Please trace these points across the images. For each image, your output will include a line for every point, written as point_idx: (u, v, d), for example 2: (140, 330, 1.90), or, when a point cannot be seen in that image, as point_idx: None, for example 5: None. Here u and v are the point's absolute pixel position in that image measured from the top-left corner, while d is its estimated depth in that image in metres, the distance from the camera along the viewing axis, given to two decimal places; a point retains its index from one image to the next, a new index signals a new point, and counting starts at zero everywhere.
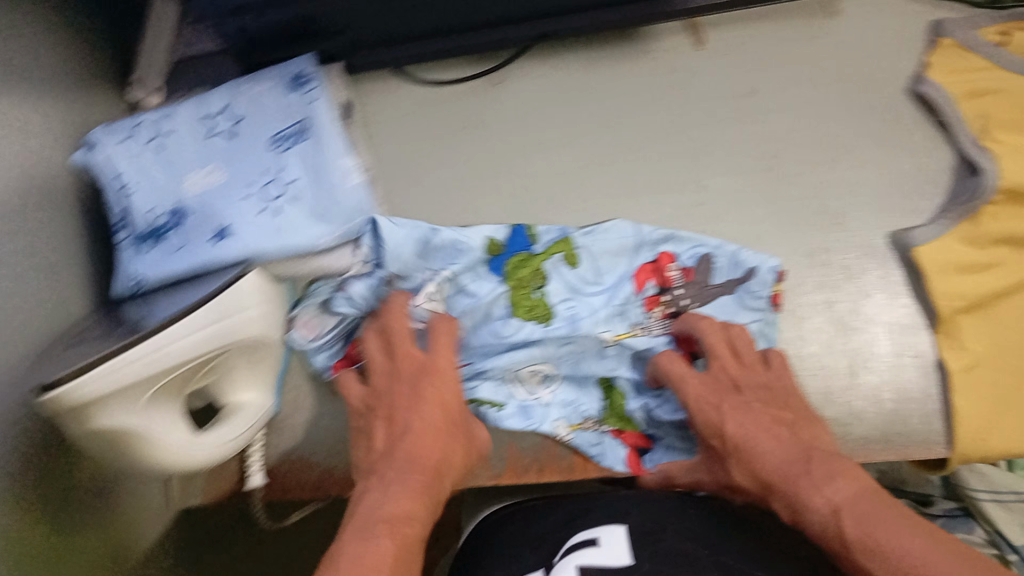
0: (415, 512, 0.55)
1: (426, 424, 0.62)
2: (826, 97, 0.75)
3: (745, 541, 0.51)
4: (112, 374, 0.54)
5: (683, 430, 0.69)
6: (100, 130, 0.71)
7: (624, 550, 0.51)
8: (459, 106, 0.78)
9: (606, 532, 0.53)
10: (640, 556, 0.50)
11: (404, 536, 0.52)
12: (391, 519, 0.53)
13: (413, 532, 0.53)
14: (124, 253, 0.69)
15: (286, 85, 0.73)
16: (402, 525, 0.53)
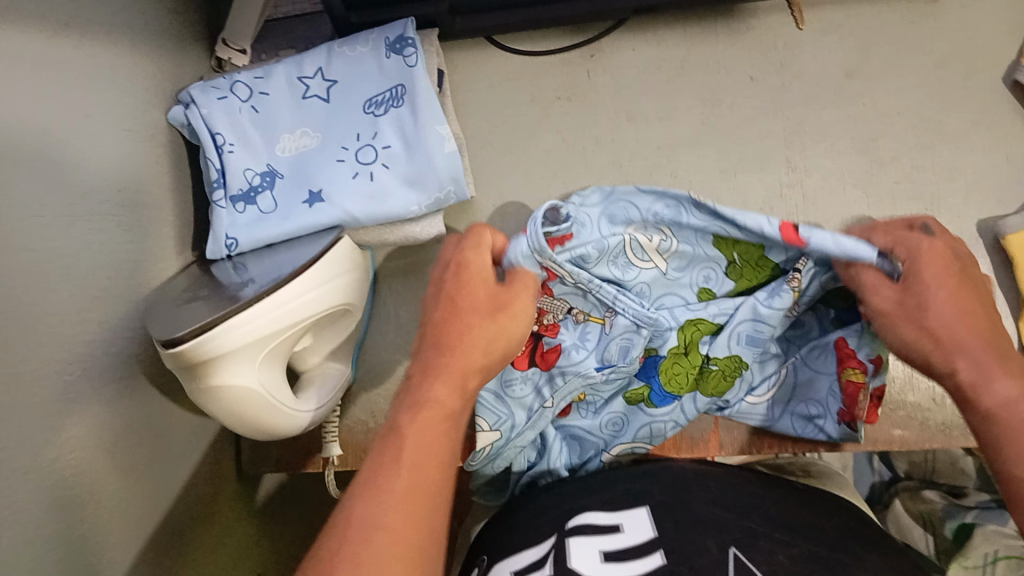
0: (454, 399, 0.49)
1: (474, 338, 0.51)
2: (926, 81, 0.74)
3: (751, 507, 0.55)
4: (234, 332, 0.54)
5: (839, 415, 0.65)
6: (201, 85, 0.71)
7: (646, 525, 0.53)
8: (552, 77, 0.78)
9: (628, 513, 0.55)
10: (662, 524, 0.53)
11: (423, 441, 0.47)
12: (415, 408, 0.48)
13: (445, 426, 0.48)
14: (217, 214, 0.68)
15: (384, 48, 0.72)
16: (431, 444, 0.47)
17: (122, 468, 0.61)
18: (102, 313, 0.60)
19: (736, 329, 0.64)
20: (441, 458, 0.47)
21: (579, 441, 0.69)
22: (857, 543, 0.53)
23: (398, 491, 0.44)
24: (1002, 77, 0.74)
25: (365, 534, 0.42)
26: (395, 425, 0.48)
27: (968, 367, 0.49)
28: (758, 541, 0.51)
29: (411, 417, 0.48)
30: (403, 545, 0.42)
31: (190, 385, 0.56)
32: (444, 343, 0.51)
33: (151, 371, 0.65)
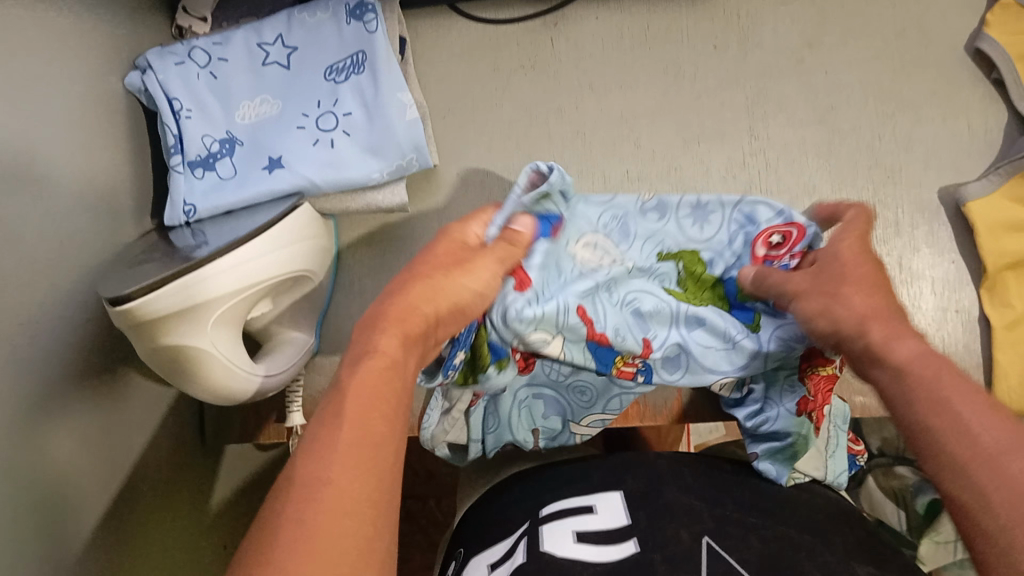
0: (400, 350, 0.46)
1: (417, 295, 0.49)
2: (887, 50, 0.75)
3: (726, 498, 0.55)
4: (212, 280, 0.56)
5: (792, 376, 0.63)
6: (159, 50, 0.70)
7: (618, 511, 0.53)
8: (515, 45, 0.78)
9: (601, 496, 0.55)
10: (636, 515, 0.52)
11: (369, 396, 0.42)
12: (360, 361, 0.44)
13: (392, 377, 0.44)
14: (175, 180, 0.68)
15: (344, 15, 0.72)
16: (385, 407, 0.43)
17: (76, 436, 0.60)
18: (54, 280, 0.59)
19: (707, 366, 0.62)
20: (390, 416, 0.43)
21: (552, 399, 0.67)
22: (838, 536, 0.52)
23: (345, 449, 0.40)
24: (964, 46, 0.75)
25: (312, 494, 0.38)
26: (338, 383, 0.43)
27: (872, 333, 0.48)
28: (733, 530, 0.51)
29: (356, 375, 0.43)
30: (355, 506, 0.38)
31: (138, 342, 0.56)
32: (396, 294, 0.49)
33: (106, 339, 0.65)
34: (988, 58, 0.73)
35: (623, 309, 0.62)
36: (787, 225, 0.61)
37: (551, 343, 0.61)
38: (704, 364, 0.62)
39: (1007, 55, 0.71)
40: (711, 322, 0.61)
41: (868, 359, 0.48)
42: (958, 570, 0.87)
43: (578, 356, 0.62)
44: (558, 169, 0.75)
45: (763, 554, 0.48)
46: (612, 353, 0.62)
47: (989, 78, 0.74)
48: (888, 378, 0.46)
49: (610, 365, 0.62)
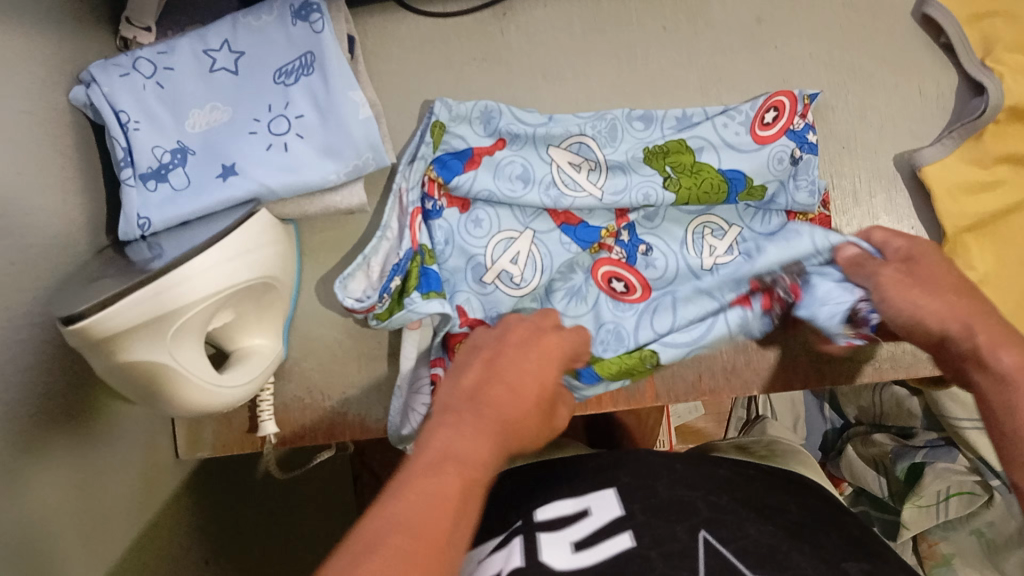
0: (491, 458, 0.44)
1: (518, 408, 0.48)
2: (835, 22, 0.76)
3: (717, 486, 0.55)
4: (179, 299, 0.56)
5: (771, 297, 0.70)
6: (102, 62, 0.69)
7: (613, 506, 0.53)
8: (466, 36, 0.77)
9: (595, 496, 0.55)
10: (630, 507, 0.53)
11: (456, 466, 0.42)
12: (455, 457, 0.42)
13: (482, 468, 0.42)
14: (127, 193, 0.67)
15: (289, 16, 0.71)
16: (477, 475, 0.42)
17: (41, 461, 0.59)
18: (9, 302, 0.57)
19: (693, 229, 0.73)
20: (476, 489, 0.41)
21: (566, 290, 0.71)
22: (817, 520, 0.53)
23: (422, 533, 0.37)
24: (911, 13, 0.76)
25: (371, 551, 0.35)
26: (433, 463, 0.41)
27: (980, 339, 0.53)
28: (724, 518, 0.51)
29: (446, 439, 0.43)
30: (423, 550, 0.36)
31: (94, 359, 0.55)
32: (488, 368, 0.51)
33: (68, 359, 0.63)
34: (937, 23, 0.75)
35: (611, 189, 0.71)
36: (774, 98, 0.73)
37: (517, 242, 0.71)
38: (687, 221, 0.73)
39: (954, 19, 0.73)
40: (688, 209, 0.73)
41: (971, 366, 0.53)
42: (942, 532, 0.89)
43: (554, 246, 0.72)
44: None
45: (756, 547, 0.48)
46: (584, 229, 0.72)
47: (939, 41, 0.76)
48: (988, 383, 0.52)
49: (594, 240, 0.72)
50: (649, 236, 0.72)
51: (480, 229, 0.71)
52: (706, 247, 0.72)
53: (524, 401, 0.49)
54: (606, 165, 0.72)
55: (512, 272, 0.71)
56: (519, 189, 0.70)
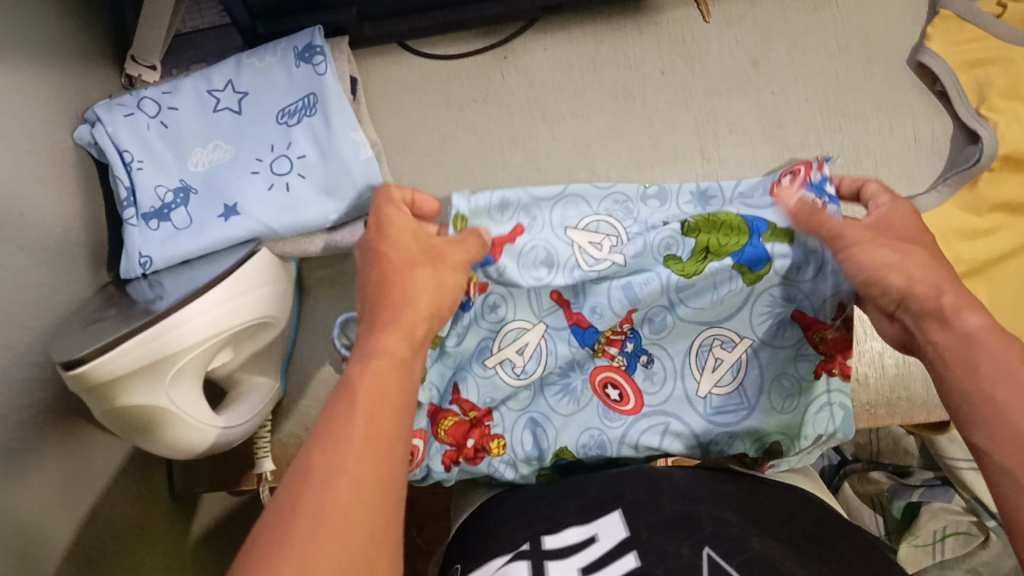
0: (402, 349, 0.48)
1: (416, 283, 0.52)
2: (828, 69, 0.77)
3: (721, 503, 0.54)
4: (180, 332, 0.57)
5: (784, 385, 0.61)
6: (106, 101, 0.70)
7: (619, 528, 0.51)
8: (467, 78, 0.79)
9: (603, 521, 0.53)
10: (635, 527, 0.51)
11: (377, 389, 0.45)
12: (364, 364, 0.47)
13: (399, 374, 0.47)
14: (129, 232, 0.67)
15: (293, 58, 0.72)
16: (394, 386, 0.46)
17: (35, 501, 0.58)
18: (7, 339, 0.57)
19: (700, 340, 0.63)
20: (397, 406, 0.45)
21: (560, 385, 0.64)
22: (827, 533, 0.52)
23: (359, 444, 0.42)
24: (906, 60, 0.78)
25: (310, 493, 0.40)
26: (346, 383, 0.46)
27: (945, 299, 0.49)
28: (732, 537, 0.48)
29: (359, 370, 0.46)
30: (364, 494, 0.41)
31: (94, 404, 0.55)
32: (382, 281, 0.52)
33: (64, 396, 0.63)
34: (930, 70, 0.76)
35: (618, 287, 0.64)
36: (794, 164, 0.63)
37: (528, 333, 0.64)
38: (698, 329, 0.63)
39: (949, 67, 0.75)
40: (707, 309, 0.63)
41: (932, 323, 0.49)
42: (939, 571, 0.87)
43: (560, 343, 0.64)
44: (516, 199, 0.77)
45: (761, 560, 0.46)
46: (595, 333, 0.64)
47: (932, 89, 0.77)
48: (945, 341, 0.48)
49: (595, 338, 0.64)
50: (654, 345, 0.64)
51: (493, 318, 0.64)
52: (712, 362, 0.63)
53: (411, 291, 0.51)
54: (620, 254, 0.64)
55: (515, 363, 0.63)
56: (544, 275, 0.64)
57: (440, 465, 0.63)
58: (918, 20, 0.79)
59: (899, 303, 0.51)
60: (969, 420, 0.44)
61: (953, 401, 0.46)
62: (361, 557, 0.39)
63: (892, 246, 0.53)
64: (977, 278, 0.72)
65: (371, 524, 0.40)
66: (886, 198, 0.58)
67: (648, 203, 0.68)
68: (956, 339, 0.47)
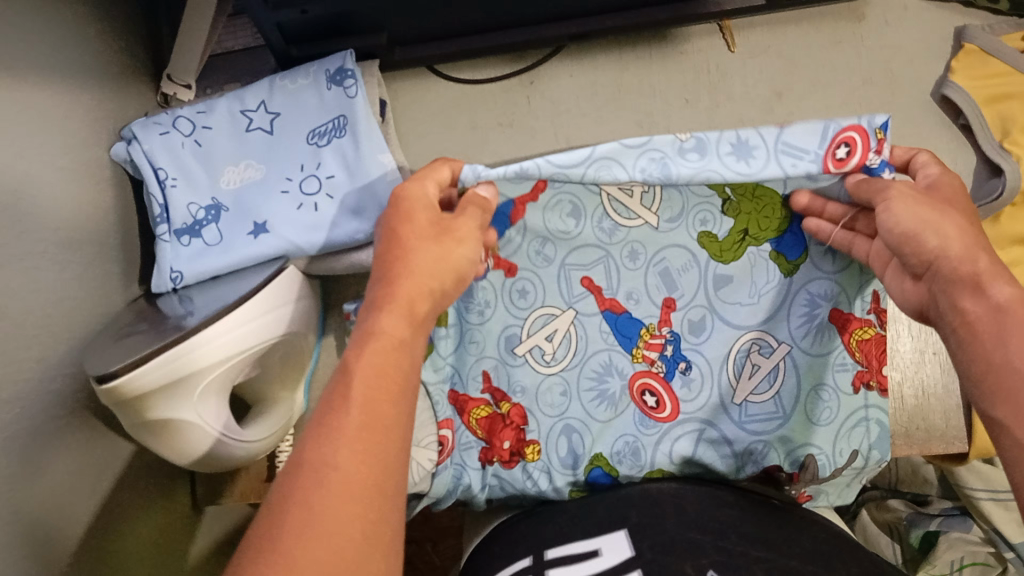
0: (406, 330, 0.44)
1: (425, 257, 0.47)
2: (852, 100, 0.78)
3: (730, 527, 0.53)
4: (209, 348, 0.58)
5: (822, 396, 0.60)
6: (143, 119, 0.72)
7: (623, 546, 0.51)
8: (493, 102, 0.80)
9: (606, 538, 0.53)
10: (639, 547, 0.51)
11: (377, 373, 0.41)
12: (363, 342, 0.43)
13: (400, 357, 0.43)
14: (161, 247, 0.69)
15: (324, 80, 0.74)
16: (393, 389, 0.41)
17: (63, 507, 0.60)
18: (40, 350, 0.59)
19: (739, 345, 0.63)
20: (398, 391, 0.42)
21: (598, 391, 0.63)
22: (837, 556, 0.51)
23: (354, 431, 0.39)
24: (931, 93, 0.78)
25: (306, 489, 0.37)
26: (344, 364, 0.42)
27: (981, 265, 0.46)
28: (736, 560, 0.49)
29: (360, 352, 0.42)
30: (360, 486, 0.37)
31: (123, 415, 0.56)
32: (393, 272, 0.46)
33: (94, 406, 0.65)
34: (955, 103, 0.77)
35: (654, 277, 0.65)
36: (842, 132, 0.51)
37: (557, 320, 0.64)
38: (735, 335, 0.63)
39: (973, 101, 0.75)
40: (744, 316, 0.63)
41: (963, 286, 0.46)
42: None
43: (593, 333, 0.64)
44: None
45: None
46: (636, 324, 0.64)
47: (956, 121, 0.78)
48: (968, 306, 0.45)
49: (635, 342, 0.64)
50: (693, 353, 0.63)
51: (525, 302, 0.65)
52: (749, 369, 0.62)
53: (422, 272, 0.47)
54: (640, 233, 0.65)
55: (544, 350, 0.63)
56: (570, 227, 0.66)
57: (474, 460, 0.61)
58: (943, 53, 0.79)
59: (927, 265, 0.48)
60: (975, 381, 0.43)
61: (966, 363, 0.44)
62: (354, 556, 0.35)
63: (934, 208, 0.49)
64: None
65: (365, 523, 0.37)
66: (936, 168, 0.53)
67: (715, 139, 0.52)
68: (988, 307, 0.44)
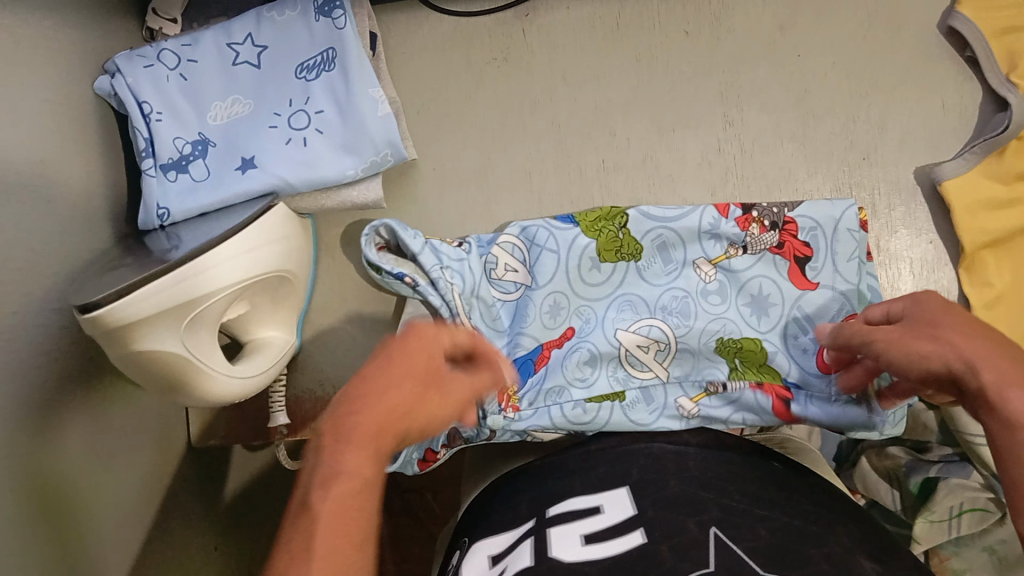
0: (369, 470, 0.44)
1: (406, 391, 0.46)
2: (857, 33, 0.76)
3: (728, 484, 0.55)
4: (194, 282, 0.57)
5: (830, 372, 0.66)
6: (128, 52, 0.70)
7: (624, 505, 0.53)
8: (487, 37, 0.78)
9: (608, 495, 0.55)
10: (641, 505, 0.52)
11: (342, 522, 0.41)
12: (326, 486, 0.42)
13: (362, 503, 0.43)
14: (148, 183, 0.67)
15: (312, 12, 0.71)
16: (352, 560, 0.40)
17: (57, 442, 0.60)
18: (27, 285, 0.58)
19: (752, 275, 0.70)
20: (360, 542, 0.41)
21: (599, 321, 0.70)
22: (828, 513, 0.53)
23: None
24: (937, 25, 0.75)
25: None
26: (322, 476, 0.43)
27: (986, 380, 0.47)
28: (736, 519, 0.50)
29: (325, 495, 0.42)
30: None
31: (111, 349, 0.56)
32: (356, 405, 0.45)
33: (86, 344, 0.64)
34: (962, 36, 0.74)
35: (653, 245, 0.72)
36: None
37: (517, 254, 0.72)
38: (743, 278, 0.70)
39: (981, 32, 0.72)
40: (755, 266, 0.70)
41: (985, 406, 0.47)
42: (953, 547, 0.79)
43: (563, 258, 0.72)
44: (532, 161, 0.77)
45: (769, 546, 0.47)
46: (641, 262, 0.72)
47: (965, 54, 0.75)
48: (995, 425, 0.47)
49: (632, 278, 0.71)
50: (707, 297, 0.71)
51: (553, 322, 0.70)
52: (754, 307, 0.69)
53: (394, 413, 0.45)
54: (712, 276, 0.71)
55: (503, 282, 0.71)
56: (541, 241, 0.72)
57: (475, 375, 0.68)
58: None
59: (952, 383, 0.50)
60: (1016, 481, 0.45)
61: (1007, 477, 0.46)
62: None
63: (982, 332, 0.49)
64: (998, 251, 0.71)
65: None
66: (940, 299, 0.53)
67: None
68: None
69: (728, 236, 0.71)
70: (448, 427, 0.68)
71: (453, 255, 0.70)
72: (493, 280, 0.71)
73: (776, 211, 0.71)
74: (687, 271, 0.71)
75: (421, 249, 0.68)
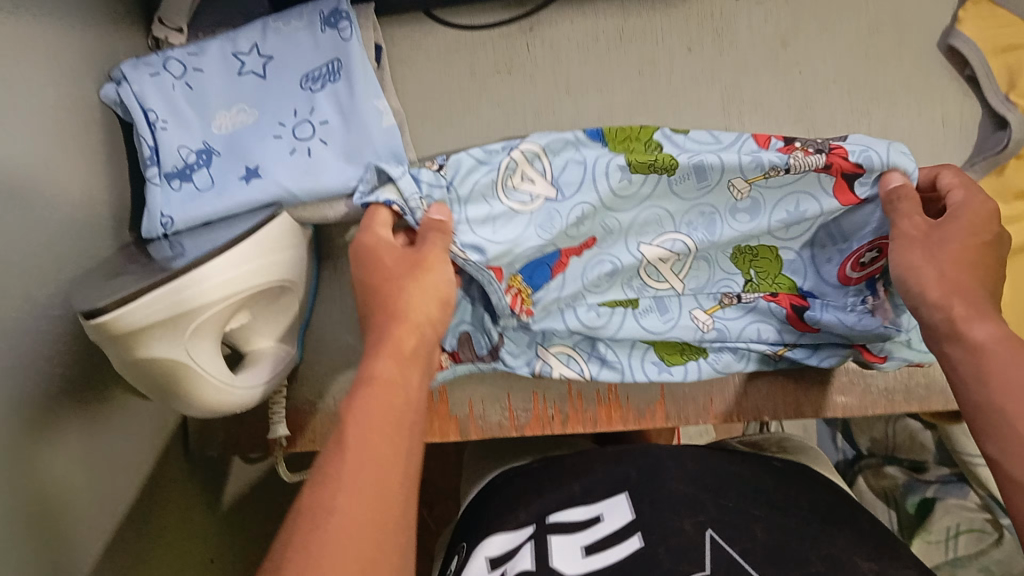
0: (398, 371, 0.52)
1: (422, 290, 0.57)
2: (856, 50, 0.77)
3: (726, 485, 0.55)
4: (200, 292, 0.57)
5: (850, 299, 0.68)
6: (134, 61, 0.70)
7: (623, 510, 0.53)
8: (491, 50, 0.79)
9: (608, 502, 0.55)
10: (640, 509, 0.53)
11: (377, 412, 0.49)
12: (359, 388, 0.50)
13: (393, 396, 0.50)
14: (152, 191, 0.67)
15: (319, 23, 0.72)
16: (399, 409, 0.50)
17: (51, 447, 0.59)
18: (29, 290, 0.58)
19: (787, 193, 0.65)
20: (395, 426, 0.49)
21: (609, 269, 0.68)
22: (826, 517, 0.53)
23: (348, 494, 0.44)
24: (937, 43, 0.77)
25: (326, 512, 0.43)
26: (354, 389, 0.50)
27: (955, 311, 0.54)
28: (733, 520, 0.51)
29: (362, 392, 0.50)
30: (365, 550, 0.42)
31: (116, 355, 0.56)
32: (393, 302, 0.56)
33: (85, 349, 0.64)
34: (961, 54, 0.75)
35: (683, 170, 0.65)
36: None
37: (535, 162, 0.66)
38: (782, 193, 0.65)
39: (981, 52, 0.73)
40: (784, 184, 0.65)
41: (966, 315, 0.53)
42: (950, 566, 0.82)
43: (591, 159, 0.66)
44: None
45: (764, 549, 0.49)
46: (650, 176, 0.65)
47: (964, 73, 0.76)
48: (962, 355, 0.52)
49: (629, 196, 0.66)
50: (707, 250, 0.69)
51: (575, 232, 0.67)
52: (783, 214, 0.66)
53: (426, 309, 0.57)
54: (746, 193, 0.66)
55: (526, 188, 0.66)
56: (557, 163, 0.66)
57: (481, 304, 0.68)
58: (952, 3, 0.77)
59: (915, 308, 0.56)
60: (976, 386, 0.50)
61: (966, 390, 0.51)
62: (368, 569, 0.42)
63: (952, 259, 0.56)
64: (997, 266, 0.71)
65: (372, 534, 0.43)
66: (960, 190, 0.60)
67: None
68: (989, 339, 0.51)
69: (771, 163, 0.63)
70: (461, 329, 0.70)
71: (465, 171, 0.64)
72: (509, 189, 0.66)
73: (822, 140, 0.63)
74: (720, 189, 0.66)
75: (401, 174, 0.63)
